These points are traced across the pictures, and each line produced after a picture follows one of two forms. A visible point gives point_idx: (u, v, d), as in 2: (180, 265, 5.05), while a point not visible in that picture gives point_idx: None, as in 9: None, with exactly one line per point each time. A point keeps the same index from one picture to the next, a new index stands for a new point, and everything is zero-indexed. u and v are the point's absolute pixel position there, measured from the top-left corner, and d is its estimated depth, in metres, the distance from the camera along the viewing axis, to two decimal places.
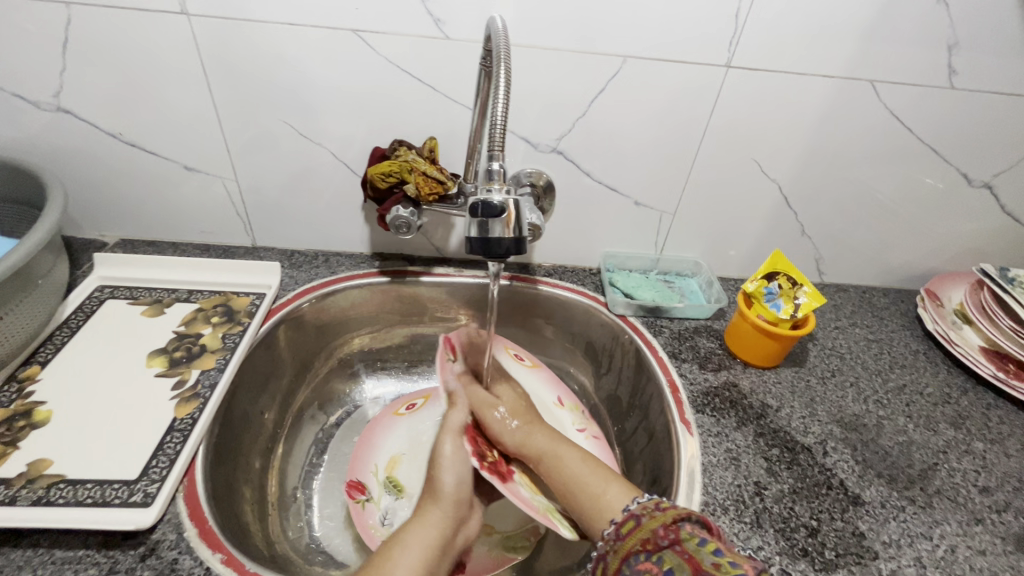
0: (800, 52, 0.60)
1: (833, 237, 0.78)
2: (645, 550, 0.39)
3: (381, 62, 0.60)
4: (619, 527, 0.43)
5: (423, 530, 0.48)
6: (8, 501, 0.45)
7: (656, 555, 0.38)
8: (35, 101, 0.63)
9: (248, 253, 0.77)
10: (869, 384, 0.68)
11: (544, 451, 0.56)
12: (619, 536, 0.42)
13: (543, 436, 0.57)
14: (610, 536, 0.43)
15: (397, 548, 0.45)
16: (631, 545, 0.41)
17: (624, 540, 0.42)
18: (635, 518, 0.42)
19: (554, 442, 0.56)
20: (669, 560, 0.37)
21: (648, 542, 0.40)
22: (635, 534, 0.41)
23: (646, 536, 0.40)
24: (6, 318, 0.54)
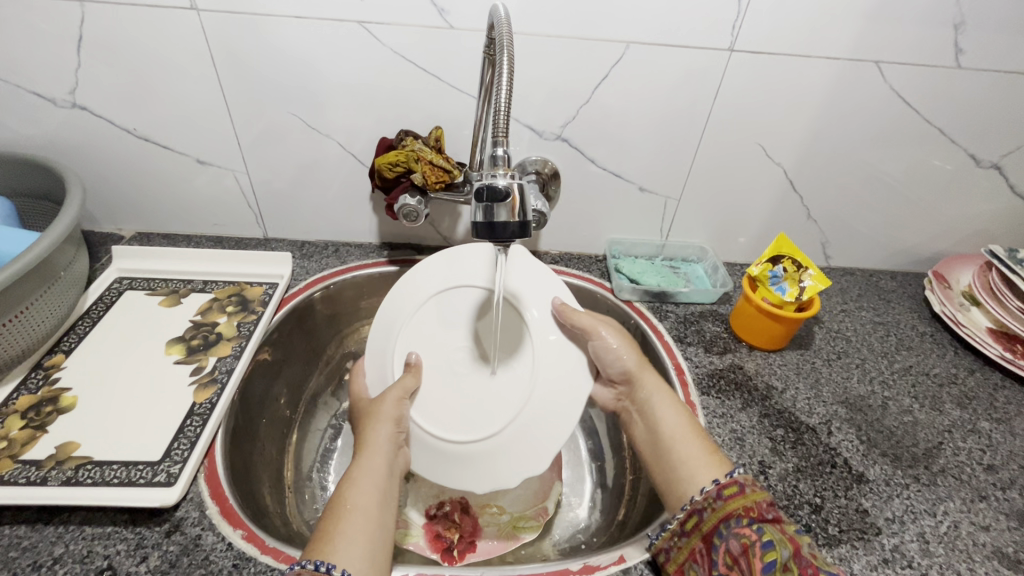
0: (805, 34, 0.60)
1: (839, 221, 0.78)
2: (748, 516, 0.43)
3: (387, 53, 0.61)
4: (722, 489, 0.45)
5: (370, 464, 0.47)
6: (39, 481, 0.47)
7: (758, 525, 0.43)
8: (51, 98, 0.65)
9: (260, 244, 0.79)
10: (874, 365, 0.68)
11: (652, 396, 0.54)
12: (720, 496, 0.45)
13: (655, 380, 0.56)
14: (709, 493, 0.45)
15: (350, 487, 0.45)
16: (732, 508, 0.44)
17: (725, 501, 0.45)
18: (738, 484, 0.45)
19: (663, 394, 0.54)
20: (771, 532, 0.42)
21: (752, 509, 0.44)
22: (739, 498, 0.44)
23: (749, 504, 0.44)
24: (29, 309, 0.55)
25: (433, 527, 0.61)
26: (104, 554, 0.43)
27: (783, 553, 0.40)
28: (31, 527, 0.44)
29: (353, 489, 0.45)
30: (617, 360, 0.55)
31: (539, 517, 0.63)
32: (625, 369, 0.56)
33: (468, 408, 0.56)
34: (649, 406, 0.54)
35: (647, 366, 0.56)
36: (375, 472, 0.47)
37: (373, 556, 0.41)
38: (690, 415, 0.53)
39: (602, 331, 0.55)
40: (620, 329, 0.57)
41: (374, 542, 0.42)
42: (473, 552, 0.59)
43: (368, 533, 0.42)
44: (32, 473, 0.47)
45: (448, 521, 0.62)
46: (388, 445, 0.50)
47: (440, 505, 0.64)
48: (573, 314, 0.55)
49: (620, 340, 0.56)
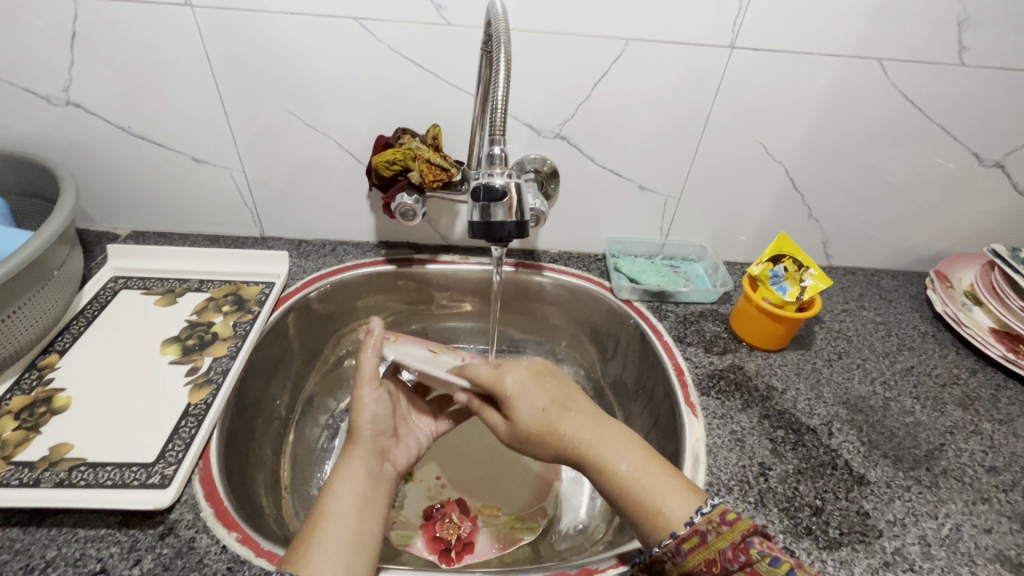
0: (806, 31, 0.60)
1: (840, 220, 0.78)
2: (712, 573, 0.38)
3: (383, 50, 0.61)
4: (681, 540, 0.40)
5: (353, 472, 0.48)
6: (32, 483, 0.46)
7: None
8: (45, 95, 0.64)
9: (257, 243, 0.78)
10: (876, 365, 0.67)
11: (593, 446, 0.47)
12: (681, 550, 0.40)
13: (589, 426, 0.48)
14: (668, 547, 0.40)
15: (328, 499, 0.45)
16: (694, 563, 0.39)
17: (686, 556, 0.39)
18: (699, 533, 0.39)
19: (605, 441, 0.47)
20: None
21: (714, 562, 0.38)
22: (700, 552, 0.39)
23: (712, 555, 0.38)
24: (21, 309, 0.55)
25: (431, 528, 0.61)
26: (97, 557, 0.43)
27: None
28: (23, 529, 0.44)
29: (331, 500, 0.45)
30: (532, 407, 0.50)
31: (537, 519, 0.64)
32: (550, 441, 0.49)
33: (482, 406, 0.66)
34: (597, 457, 0.46)
35: (576, 410, 0.50)
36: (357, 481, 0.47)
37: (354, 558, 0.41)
38: (642, 449, 0.46)
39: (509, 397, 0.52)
40: (540, 373, 0.53)
41: (355, 546, 0.42)
42: (470, 553, 0.59)
43: (346, 539, 0.42)
44: (25, 475, 0.47)
45: (445, 521, 0.62)
46: (370, 450, 0.51)
47: (438, 507, 0.64)
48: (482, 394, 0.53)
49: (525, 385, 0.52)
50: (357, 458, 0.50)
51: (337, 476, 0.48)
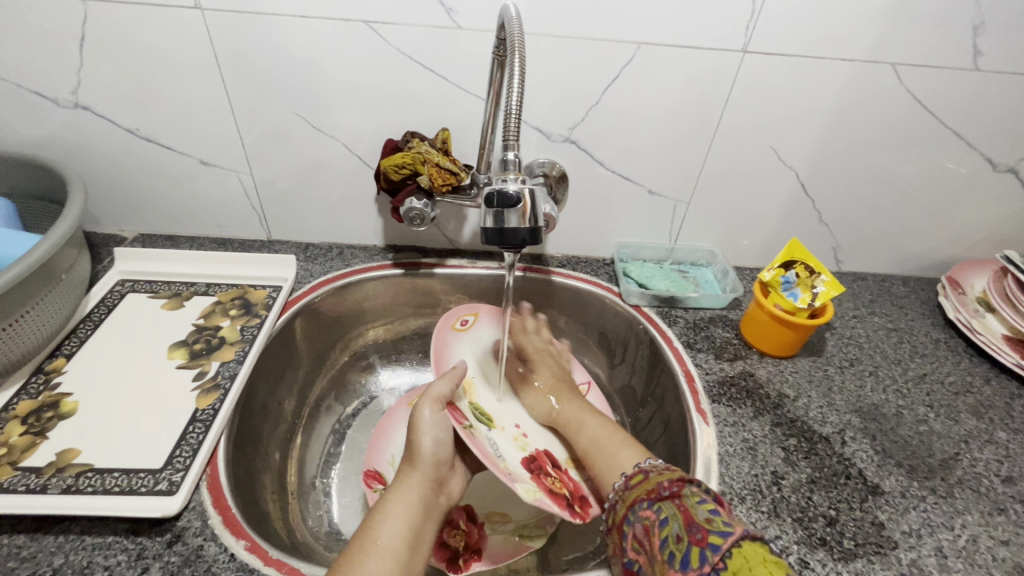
0: (820, 35, 0.59)
1: (851, 226, 0.77)
2: (648, 498, 0.41)
3: (393, 53, 0.60)
4: (630, 480, 0.45)
5: (408, 503, 0.47)
6: (39, 489, 0.46)
7: (656, 505, 0.40)
8: (54, 98, 0.64)
9: (264, 247, 0.78)
10: (888, 373, 0.67)
11: (574, 419, 0.62)
12: (628, 487, 0.44)
13: (575, 408, 0.63)
14: (620, 487, 0.45)
15: (381, 521, 0.45)
16: (637, 495, 0.43)
17: (631, 490, 0.44)
18: (644, 473, 0.44)
19: (587, 415, 0.61)
20: (667, 509, 0.39)
21: (652, 491, 0.41)
22: (642, 485, 0.43)
23: (652, 488, 0.42)
24: (32, 312, 0.55)
25: (438, 534, 0.60)
26: (104, 564, 0.42)
27: (674, 528, 0.37)
28: (30, 536, 0.44)
29: (384, 525, 0.44)
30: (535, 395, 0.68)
31: (546, 525, 0.63)
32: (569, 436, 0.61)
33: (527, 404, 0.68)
34: (578, 424, 0.60)
35: (572, 400, 0.65)
36: (411, 512, 0.47)
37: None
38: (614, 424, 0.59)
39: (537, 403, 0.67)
40: (558, 369, 0.71)
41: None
42: (477, 561, 0.58)
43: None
44: (32, 480, 0.47)
45: (453, 529, 0.61)
46: (427, 480, 0.50)
47: (445, 513, 0.62)
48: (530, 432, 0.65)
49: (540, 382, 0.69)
50: (411, 489, 0.49)
51: (388, 504, 0.47)
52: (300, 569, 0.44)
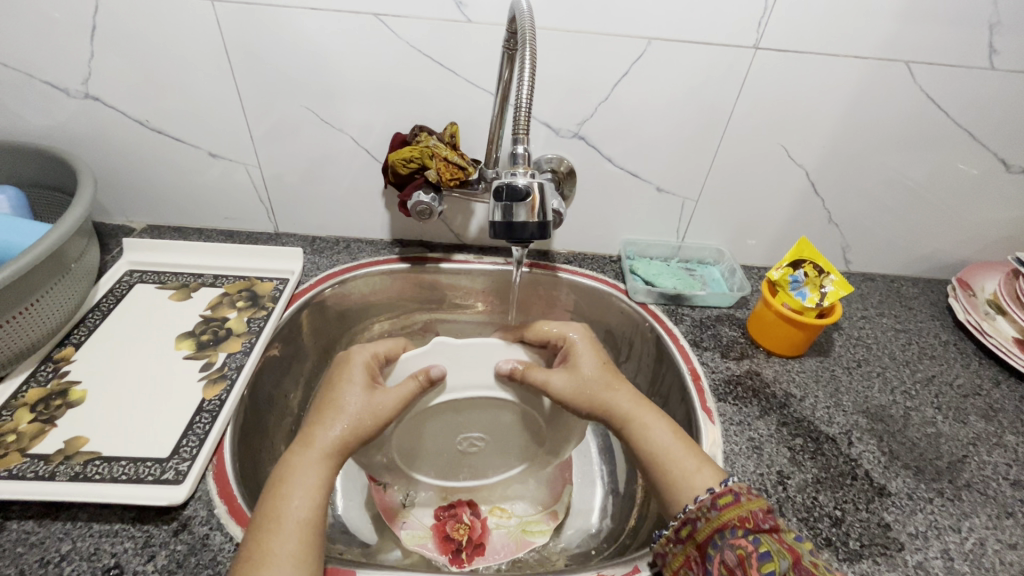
0: (833, 32, 0.58)
1: (860, 226, 0.77)
2: (743, 527, 0.40)
3: (403, 47, 0.60)
4: (717, 498, 0.43)
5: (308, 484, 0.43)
6: (48, 476, 0.46)
7: (753, 535, 0.39)
8: (64, 88, 0.64)
9: (271, 239, 0.78)
10: (896, 374, 0.66)
11: (629, 413, 0.52)
12: (715, 506, 0.42)
13: (628, 399, 0.52)
14: (704, 503, 0.43)
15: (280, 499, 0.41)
16: (728, 518, 0.41)
17: (720, 512, 0.42)
18: (734, 494, 0.42)
19: (644, 412, 0.52)
20: (767, 542, 0.38)
21: (747, 520, 0.40)
22: (734, 508, 0.41)
23: (745, 514, 0.41)
24: (39, 301, 0.55)
25: (442, 528, 0.61)
26: (111, 551, 0.43)
27: (782, 564, 0.37)
28: (38, 522, 0.44)
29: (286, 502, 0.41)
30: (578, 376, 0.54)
31: (548, 522, 0.63)
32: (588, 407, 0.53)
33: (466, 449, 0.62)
34: (643, 428, 0.50)
35: (621, 389, 0.53)
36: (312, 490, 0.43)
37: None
38: (676, 429, 0.51)
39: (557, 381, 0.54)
40: (595, 342, 0.58)
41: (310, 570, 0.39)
42: (481, 555, 0.59)
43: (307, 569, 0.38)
44: (41, 467, 0.47)
45: (456, 522, 0.62)
46: (327, 454, 0.45)
47: (450, 506, 0.63)
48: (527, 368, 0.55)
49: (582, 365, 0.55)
50: (313, 460, 0.45)
51: (293, 483, 0.43)
52: None
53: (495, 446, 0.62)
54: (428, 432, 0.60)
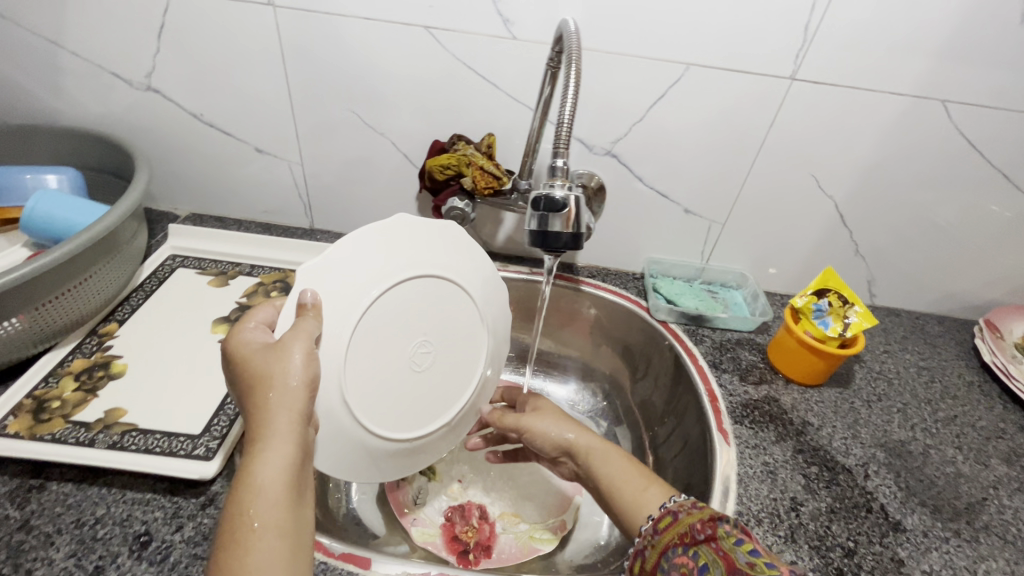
0: (869, 67, 0.60)
1: (888, 260, 0.76)
2: (682, 543, 0.40)
3: (449, 59, 0.63)
4: (657, 522, 0.43)
5: (286, 465, 0.35)
6: (88, 442, 0.49)
7: (692, 550, 0.39)
8: (129, 80, 0.68)
9: (306, 234, 0.81)
10: (917, 411, 0.66)
11: (595, 452, 0.50)
12: (657, 530, 0.42)
13: (594, 440, 0.52)
14: (647, 531, 0.43)
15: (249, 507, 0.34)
16: (668, 539, 0.41)
17: (662, 535, 0.42)
18: (671, 514, 0.42)
19: (607, 453, 0.50)
20: (705, 555, 0.38)
21: (685, 535, 0.40)
22: (672, 528, 0.41)
23: (683, 530, 0.40)
24: (86, 281, 0.57)
25: (451, 528, 0.63)
26: (143, 519, 0.45)
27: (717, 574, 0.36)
28: (76, 485, 0.46)
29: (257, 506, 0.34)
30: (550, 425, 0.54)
31: (555, 530, 0.63)
32: (559, 443, 0.53)
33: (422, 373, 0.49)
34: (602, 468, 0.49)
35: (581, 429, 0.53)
36: (289, 472, 0.35)
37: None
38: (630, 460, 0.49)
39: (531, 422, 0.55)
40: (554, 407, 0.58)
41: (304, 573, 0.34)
42: (487, 557, 0.60)
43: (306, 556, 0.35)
44: (81, 434, 0.50)
45: (465, 525, 0.63)
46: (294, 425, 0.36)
47: (460, 507, 0.65)
48: (501, 415, 0.57)
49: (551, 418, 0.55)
50: (279, 440, 0.36)
51: (270, 473, 0.35)
52: (326, 542, 0.46)
53: (449, 354, 0.51)
54: (366, 360, 0.45)
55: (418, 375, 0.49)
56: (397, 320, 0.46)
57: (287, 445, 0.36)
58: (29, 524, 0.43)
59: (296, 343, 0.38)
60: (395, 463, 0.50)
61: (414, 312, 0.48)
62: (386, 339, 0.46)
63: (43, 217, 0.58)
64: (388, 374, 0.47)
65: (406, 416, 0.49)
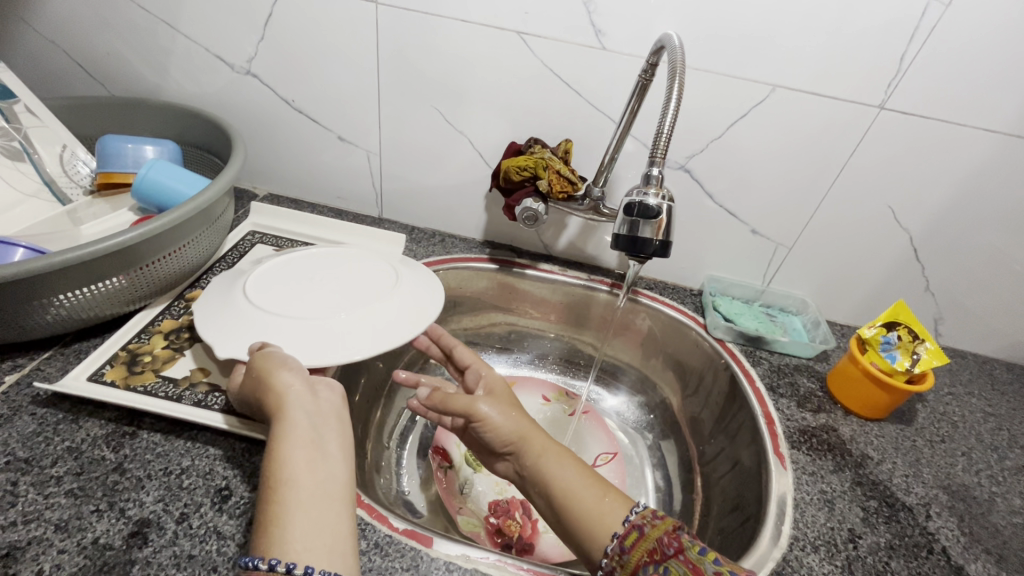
0: (962, 101, 0.59)
1: (959, 300, 0.74)
2: (653, 561, 0.38)
3: (537, 64, 0.65)
4: (623, 540, 0.40)
5: (296, 435, 0.39)
6: (176, 397, 0.52)
7: (663, 566, 0.38)
8: (231, 64, 0.73)
9: (375, 223, 0.84)
10: (982, 457, 0.63)
11: (539, 457, 0.46)
12: (623, 549, 0.40)
13: (540, 437, 0.48)
14: (613, 551, 0.40)
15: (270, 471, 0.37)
16: (637, 558, 0.39)
17: (630, 554, 0.39)
18: (637, 528, 0.41)
19: (554, 457, 0.46)
20: (675, 569, 0.37)
21: (653, 551, 0.39)
22: (640, 544, 0.40)
23: (651, 545, 0.39)
24: (184, 248, 0.61)
25: (495, 520, 0.64)
26: (223, 475, 0.47)
27: None
28: (165, 436, 0.50)
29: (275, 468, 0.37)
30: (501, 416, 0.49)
31: None
32: (510, 439, 0.48)
33: (362, 291, 0.61)
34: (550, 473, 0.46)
35: (531, 423, 0.49)
36: (298, 440, 0.39)
37: (315, 527, 0.35)
38: (581, 465, 0.47)
39: (479, 408, 0.49)
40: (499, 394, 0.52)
41: (324, 522, 0.35)
42: (528, 554, 0.60)
43: (336, 506, 0.37)
44: (170, 389, 0.53)
45: (510, 519, 0.64)
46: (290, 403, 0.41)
47: (505, 501, 0.66)
48: (447, 397, 0.50)
49: (497, 407, 0.50)
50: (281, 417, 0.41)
51: (280, 443, 0.39)
52: (389, 518, 0.48)
53: (376, 279, 0.64)
54: (302, 307, 0.57)
55: (346, 283, 0.62)
56: (288, 285, 0.60)
57: (294, 421, 0.40)
58: (122, 466, 0.46)
59: (269, 356, 0.46)
60: (416, 308, 0.59)
61: (285, 272, 0.63)
62: (308, 297, 0.58)
63: (151, 185, 0.62)
64: (338, 301, 0.58)
65: (374, 291, 0.61)
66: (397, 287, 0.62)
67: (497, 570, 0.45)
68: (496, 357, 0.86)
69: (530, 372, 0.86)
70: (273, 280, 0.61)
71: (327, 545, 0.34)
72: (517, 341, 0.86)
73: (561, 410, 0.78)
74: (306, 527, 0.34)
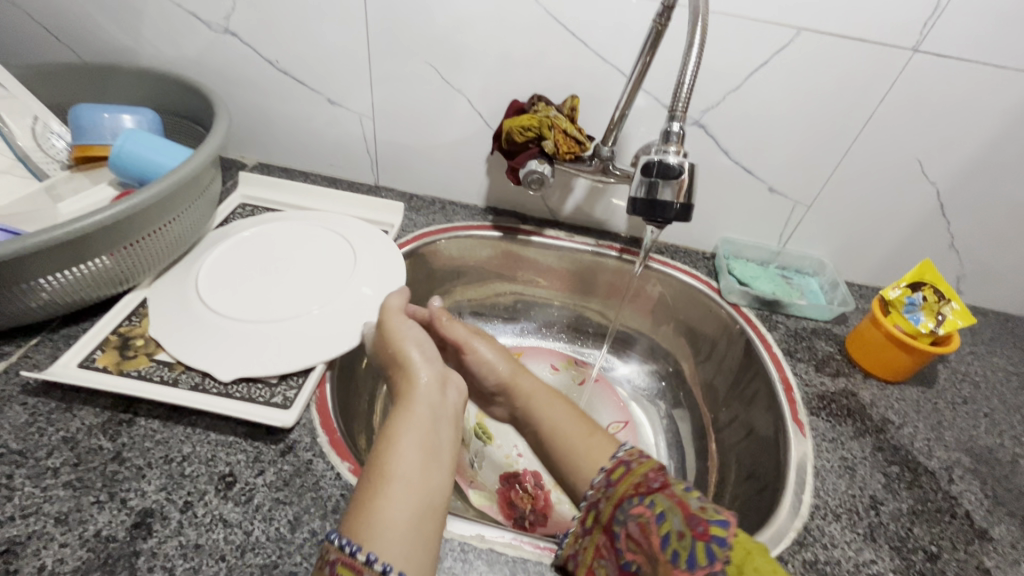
0: (1004, 40, 0.54)
1: (984, 257, 0.71)
2: (637, 493, 0.40)
3: (539, 12, 0.59)
4: (611, 474, 0.43)
5: (418, 432, 0.41)
6: (171, 382, 0.50)
7: (647, 498, 0.39)
8: (207, 22, 0.67)
9: (371, 191, 0.80)
10: (1005, 417, 0.62)
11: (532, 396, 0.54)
12: (610, 483, 0.43)
13: (530, 380, 0.55)
14: (601, 484, 0.43)
15: (386, 454, 0.39)
16: (624, 490, 0.41)
17: (615, 487, 0.42)
18: (626, 464, 0.43)
19: (542, 401, 0.53)
20: (661, 502, 0.38)
21: (640, 484, 0.41)
22: (627, 478, 0.42)
23: (638, 480, 0.41)
24: (173, 223, 0.58)
25: (507, 493, 0.63)
26: (226, 460, 0.46)
27: (675, 522, 0.36)
28: (163, 422, 0.48)
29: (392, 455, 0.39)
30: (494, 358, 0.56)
31: None
32: (502, 379, 0.55)
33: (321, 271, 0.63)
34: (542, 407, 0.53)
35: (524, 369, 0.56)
36: (420, 438, 0.41)
37: (411, 524, 0.35)
38: (569, 405, 0.53)
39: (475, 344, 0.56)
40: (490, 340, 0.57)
41: (419, 524, 0.36)
42: (542, 526, 0.60)
43: (435, 513, 0.37)
44: (165, 373, 0.51)
45: (522, 491, 0.63)
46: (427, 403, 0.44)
47: (516, 473, 0.65)
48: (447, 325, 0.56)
49: (491, 348, 0.56)
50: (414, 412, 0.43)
51: (404, 434, 0.41)
52: None
53: (333, 254, 0.65)
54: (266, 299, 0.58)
55: (307, 266, 0.63)
56: (251, 275, 0.61)
57: (419, 415, 0.43)
58: (122, 455, 0.45)
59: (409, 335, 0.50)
60: (378, 279, 0.62)
61: (249, 259, 0.64)
62: (270, 287, 0.60)
63: (129, 157, 0.58)
64: (300, 288, 0.60)
65: (335, 272, 0.62)
66: (355, 272, 0.62)
67: (513, 549, 0.44)
68: (502, 328, 0.84)
69: (537, 342, 0.84)
70: (240, 269, 0.62)
71: (412, 548, 0.35)
72: (523, 310, 0.84)
73: (570, 378, 0.77)
74: (405, 518, 0.36)
